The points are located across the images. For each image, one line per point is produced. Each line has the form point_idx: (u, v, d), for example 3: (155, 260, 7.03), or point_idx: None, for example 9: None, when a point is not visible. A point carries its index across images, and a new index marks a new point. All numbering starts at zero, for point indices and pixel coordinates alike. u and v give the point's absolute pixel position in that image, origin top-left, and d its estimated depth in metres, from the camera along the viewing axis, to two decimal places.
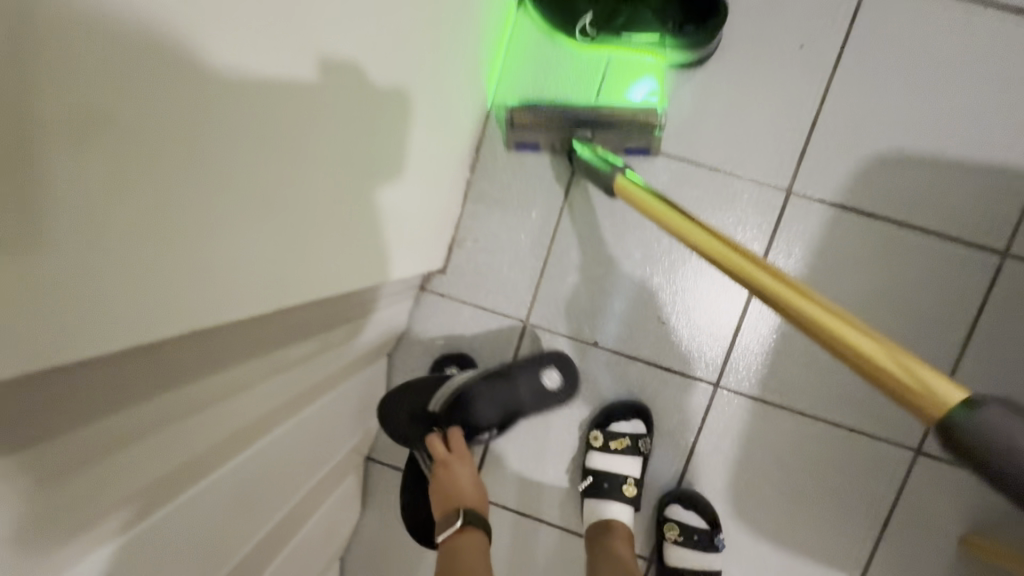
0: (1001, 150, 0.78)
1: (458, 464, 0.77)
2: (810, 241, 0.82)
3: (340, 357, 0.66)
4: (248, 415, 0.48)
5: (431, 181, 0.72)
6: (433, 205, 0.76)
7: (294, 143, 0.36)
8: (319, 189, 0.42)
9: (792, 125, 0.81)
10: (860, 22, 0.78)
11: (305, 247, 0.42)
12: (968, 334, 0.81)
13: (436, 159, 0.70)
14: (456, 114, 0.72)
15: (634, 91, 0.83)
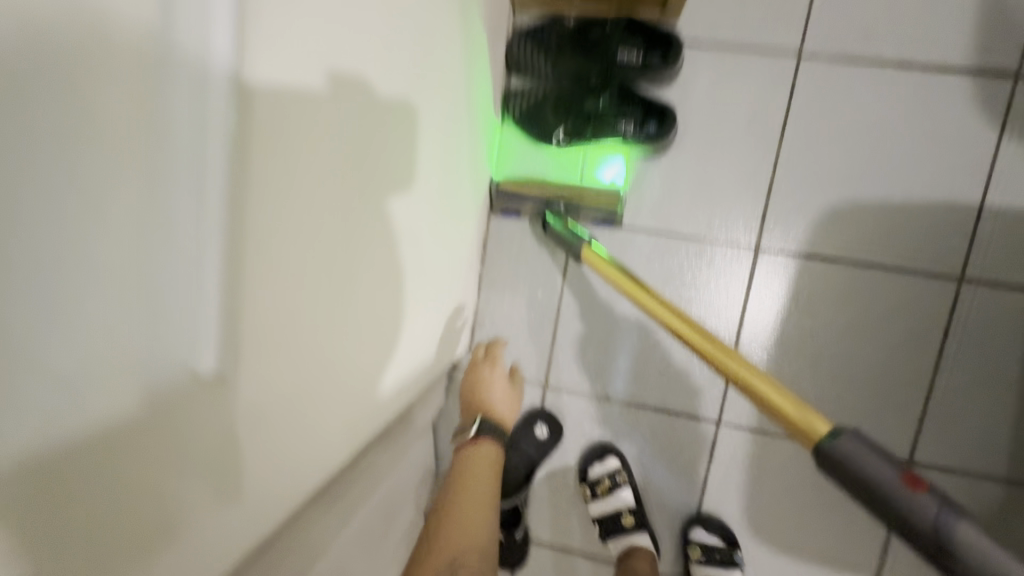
0: (945, 189, 0.87)
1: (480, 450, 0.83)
2: (782, 288, 0.94)
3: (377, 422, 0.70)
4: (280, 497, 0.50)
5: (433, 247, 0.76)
6: (438, 268, 0.80)
7: (294, 206, 0.42)
8: (324, 240, 0.47)
9: (752, 192, 0.93)
10: (798, 97, 0.90)
11: (319, 304, 0.48)
12: (938, 353, 0.91)
13: (437, 215, 0.74)
14: (457, 238, 0.85)
15: (604, 173, 0.96)
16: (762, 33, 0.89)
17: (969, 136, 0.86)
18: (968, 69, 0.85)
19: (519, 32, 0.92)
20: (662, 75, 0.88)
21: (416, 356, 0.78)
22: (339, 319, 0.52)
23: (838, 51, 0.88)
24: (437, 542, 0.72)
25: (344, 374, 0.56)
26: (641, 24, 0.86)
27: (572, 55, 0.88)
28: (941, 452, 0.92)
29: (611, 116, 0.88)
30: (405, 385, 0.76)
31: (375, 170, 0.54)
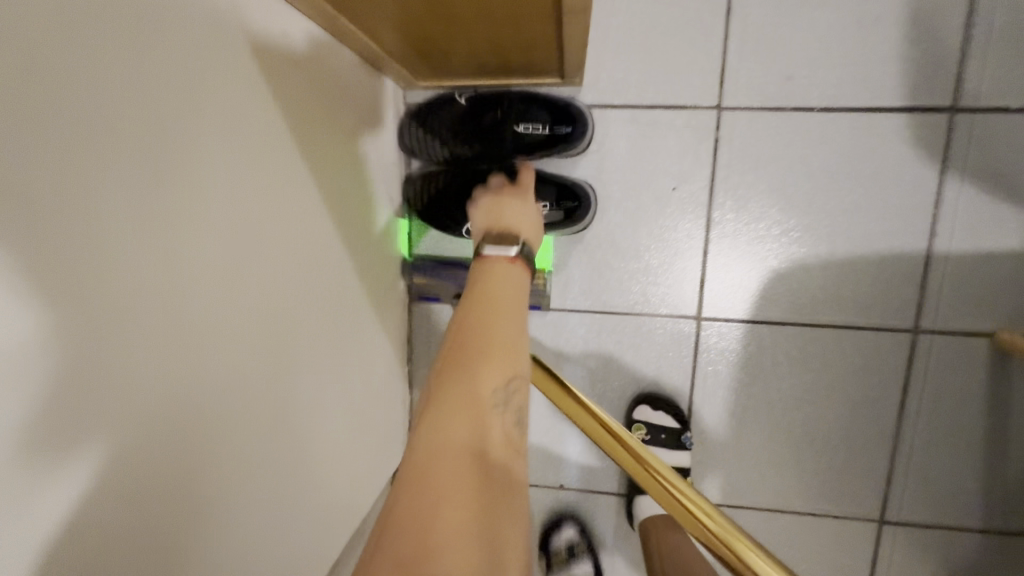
0: (890, 237, 0.80)
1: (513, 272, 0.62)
2: (733, 356, 0.87)
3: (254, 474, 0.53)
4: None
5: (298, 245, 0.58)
6: (315, 276, 0.62)
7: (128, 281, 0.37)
8: (40, 235, 0.31)
9: (687, 257, 0.85)
10: (725, 153, 0.81)
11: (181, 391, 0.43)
12: (900, 409, 0.85)
13: (300, 190, 0.57)
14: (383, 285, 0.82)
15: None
16: (678, 87, 0.80)
17: (911, 178, 0.79)
18: (903, 106, 0.77)
19: (409, 114, 0.83)
20: (570, 149, 0.80)
21: (306, 386, 0.61)
22: (113, 347, 0.36)
23: (762, 99, 0.79)
24: (457, 321, 0.54)
25: (155, 422, 0.40)
26: (541, 97, 0.79)
27: (472, 139, 0.80)
28: (913, 507, 0.87)
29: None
30: (297, 426, 0.59)
31: (245, 227, 0.49)
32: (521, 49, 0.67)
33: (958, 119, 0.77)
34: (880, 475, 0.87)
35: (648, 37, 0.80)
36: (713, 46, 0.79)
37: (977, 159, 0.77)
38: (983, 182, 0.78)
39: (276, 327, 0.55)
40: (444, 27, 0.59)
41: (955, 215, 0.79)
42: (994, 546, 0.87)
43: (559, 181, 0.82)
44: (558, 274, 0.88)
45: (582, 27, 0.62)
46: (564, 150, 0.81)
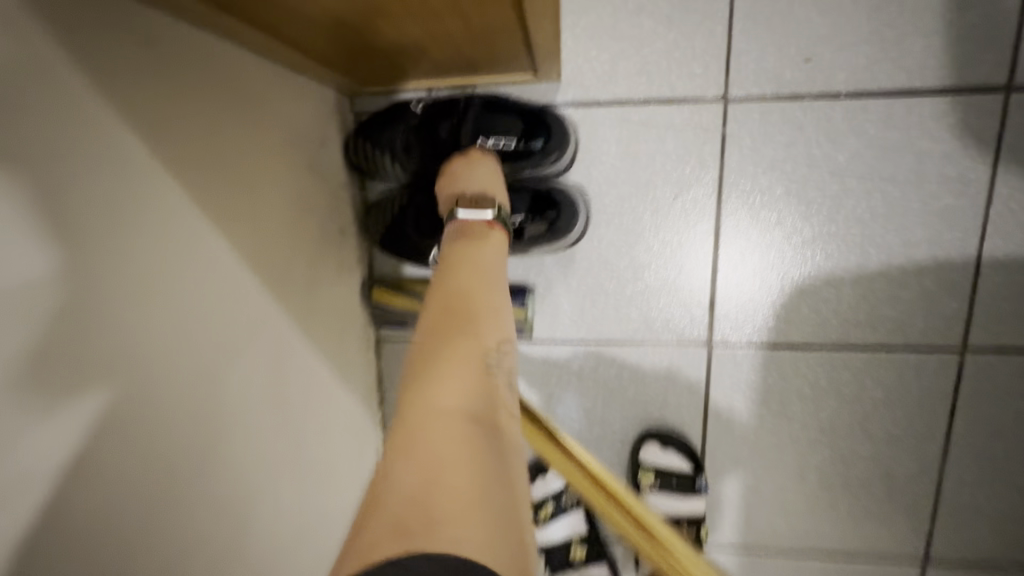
0: (932, 245, 0.68)
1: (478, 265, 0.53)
2: (751, 385, 0.75)
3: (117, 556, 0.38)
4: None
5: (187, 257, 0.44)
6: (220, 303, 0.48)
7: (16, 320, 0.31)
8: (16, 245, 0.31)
9: (693, 277, 0.73)
10: (733, 152, 0.68)
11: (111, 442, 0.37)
12: (946, 438, 0.74)
13: (168, 194, 0.42)
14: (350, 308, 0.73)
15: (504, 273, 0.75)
16: (674, 76, 0.67)
17: (956, 173, 0.66)
18: (946, 87, 0.64)
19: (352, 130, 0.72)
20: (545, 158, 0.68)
21: (221, 450, 0.49)
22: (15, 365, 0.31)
23: (775, 86, 0.66)
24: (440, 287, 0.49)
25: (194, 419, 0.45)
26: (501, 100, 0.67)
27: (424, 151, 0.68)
28: (961, 548, 0.76)
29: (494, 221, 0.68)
30: (196, 503, 0.46)
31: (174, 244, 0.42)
32: (476, 41, 0.53)
33: (1013, 99, 0.64)
34: (923, 513, 0.76)
35: (637, 18, 0.67)
36: (715, 24, 0.66)
37: None
38: None
39: (159, 371, 0.42)
40: (362, 21, 0.45)
41: (1010, 213, 0.66)
42: None
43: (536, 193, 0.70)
44: (544, 300, 0.76)
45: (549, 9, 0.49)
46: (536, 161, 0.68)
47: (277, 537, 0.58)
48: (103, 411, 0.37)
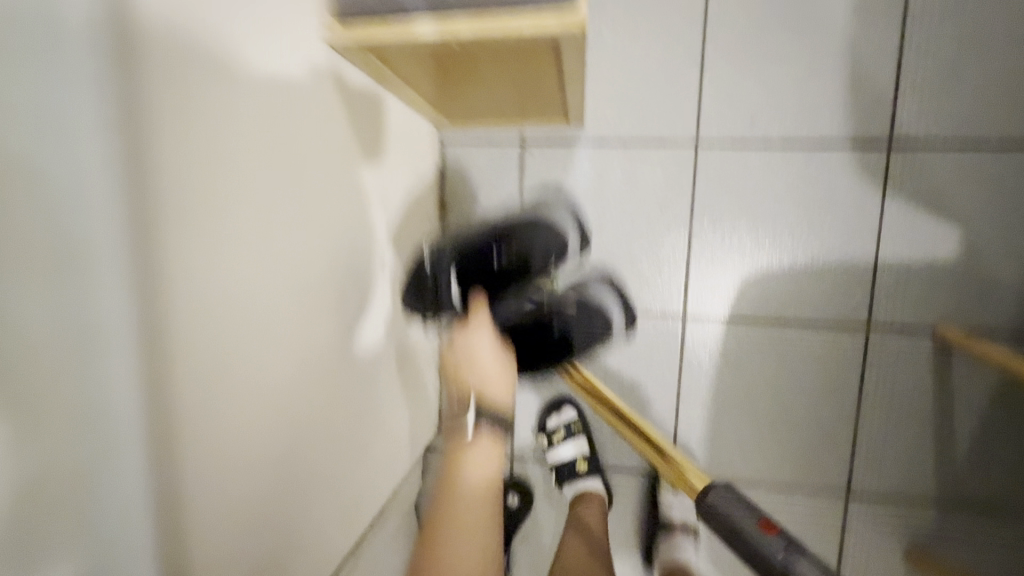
0: (844, 249, 0.96)
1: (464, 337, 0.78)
2: (715, 349, 1.02)
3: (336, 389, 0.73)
4: (209, 420, 0.49)
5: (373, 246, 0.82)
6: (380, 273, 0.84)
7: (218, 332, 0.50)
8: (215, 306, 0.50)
9: (674, 266, 1.01)
10: (701, 178, 0.98)
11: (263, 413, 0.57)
12: (858, 396, 0.99)
13: (290, 234, 0.61)
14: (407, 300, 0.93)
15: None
16: (661, 126, 0.99)
17: (856, 200, 0.95)
18: (846, 141, 0.94)
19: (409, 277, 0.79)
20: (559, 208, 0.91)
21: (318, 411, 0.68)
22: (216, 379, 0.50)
23: (729, 135, 0.97)
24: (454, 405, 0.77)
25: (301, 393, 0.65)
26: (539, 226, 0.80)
27: None
28: (874, 482, 1.01)
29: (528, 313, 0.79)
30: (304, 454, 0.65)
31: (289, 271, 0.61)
32: (531, 100, 0.86)
33: (891, 151, 0.93)
34: (844, 453, 1.00)
35: (636, 88, 0.99)
36: (688, 94, 0.98)
37: (910, 184, 0.93)
38: (917, 202, 0.93)
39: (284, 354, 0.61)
40: (473, 84, 0.79)
41: (896, 229, 0.94)
42: (946, 517, 0.99)
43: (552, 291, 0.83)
44: None
45: (580, 85, 0.82)
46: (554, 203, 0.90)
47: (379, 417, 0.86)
48: (259, 391, 0.57)
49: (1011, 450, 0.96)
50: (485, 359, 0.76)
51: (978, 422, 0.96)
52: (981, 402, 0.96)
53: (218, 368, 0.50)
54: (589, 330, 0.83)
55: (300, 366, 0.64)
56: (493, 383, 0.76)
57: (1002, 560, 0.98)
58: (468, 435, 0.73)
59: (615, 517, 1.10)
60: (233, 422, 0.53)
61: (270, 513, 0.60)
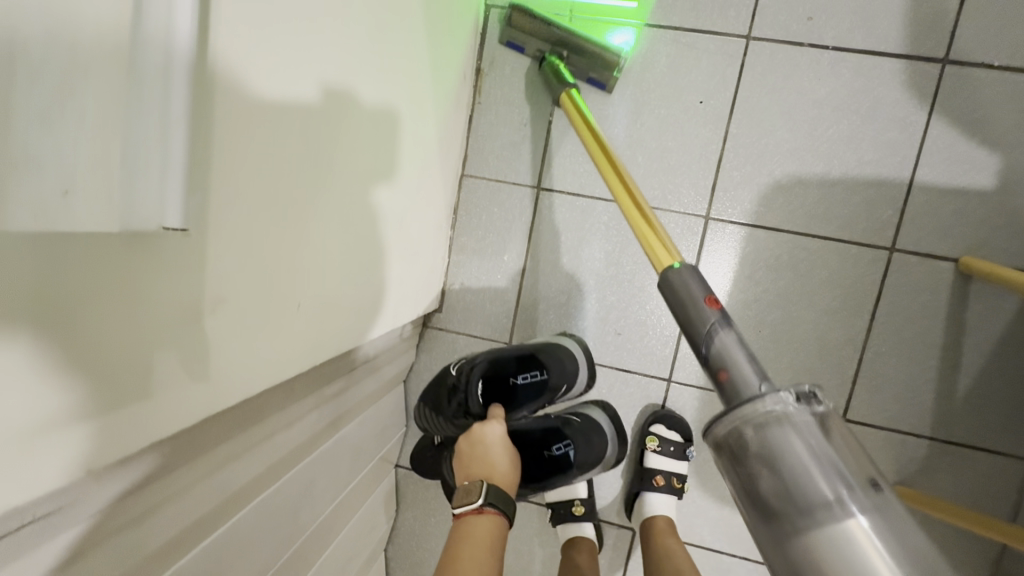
0: (877, 165, 0.95)
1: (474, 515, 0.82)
2: (733, 254, 1.01)
3: (369, 182, 0.70)
4: (251, 180, 0.48)
5: (418, 66, 0.79)
6: (420, 100, 0.82)
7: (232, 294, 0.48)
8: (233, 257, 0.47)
9: (704, 163, 1.00)
10: (746, 75, 0.97)
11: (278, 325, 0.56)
12: (870, 319, 0.98)
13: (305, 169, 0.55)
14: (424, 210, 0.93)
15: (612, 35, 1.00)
16: (715, 15, 0.97)
17: (900, 116, 0.93)
18: (900, 54, 0.92)
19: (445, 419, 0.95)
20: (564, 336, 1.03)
21: (327, 313, 0.67)
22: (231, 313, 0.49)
23: (783, 33, 0.95)
24: None
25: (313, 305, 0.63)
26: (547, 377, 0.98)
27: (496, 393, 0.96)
28: (872, 409, 1.00)
29: (546, 450, 0.98)
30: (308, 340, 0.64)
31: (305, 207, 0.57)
32: None
33: (945, 69, 0.91)
34: (845, 375, 1.00)
35: None
36: None
37: (958, 105, 0.92)
38: (961, 125, 0.92)
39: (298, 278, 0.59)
40: None
41: (935, 151, 0.93)
42: (938, 454, 0.98)
43: (566, 421, 1.02)
44: (593, 166, 1.04)
45: None
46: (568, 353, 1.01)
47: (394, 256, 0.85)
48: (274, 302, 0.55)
49: (1013, 392, 0.96)
50: (496, 449, 0.88)
51: (984, 358, 0.96)
52: (991, 338, 0.95)
53: (272, 76, 0.47)
54: (590, 453, 1.00)
55: (345, 133, 0.61)
56: (501, 467, 0.87)
57: (987, 501, 0.97)
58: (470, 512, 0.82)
59: None
60: (279, 137, 0.50)
61: (306, 258, 0.59)
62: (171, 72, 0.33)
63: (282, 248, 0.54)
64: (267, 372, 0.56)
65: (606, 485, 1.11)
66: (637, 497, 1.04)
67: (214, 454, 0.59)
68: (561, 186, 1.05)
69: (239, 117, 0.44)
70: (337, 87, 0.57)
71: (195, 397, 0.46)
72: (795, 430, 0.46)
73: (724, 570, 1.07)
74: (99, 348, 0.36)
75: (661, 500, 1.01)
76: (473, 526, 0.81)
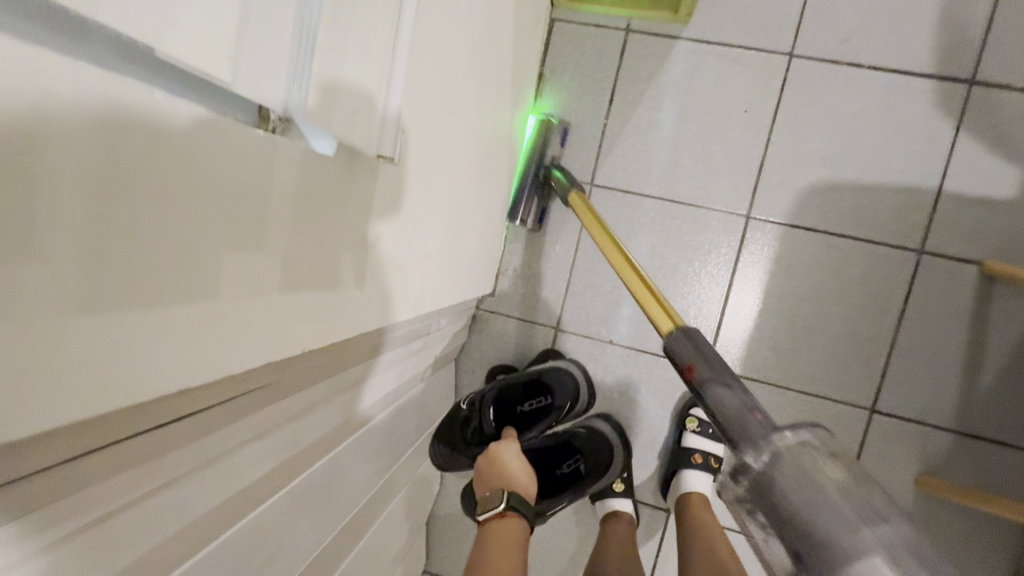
0: (906, 173, 1.03)
1: (498, 520, 0.91)
2: (769, 251, 1.09)
3: (461, 153, 0.80)
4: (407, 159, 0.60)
5: (503, 66, 0.90)
6: (502, 96, 0.93)
7: (384, 246, 0.60)
8: (391, 223, 0.60)
9: (745, 168, 1.09)
10: (788, 89, 1.06)
11: (397, 285, 0.67)
12: (899, 317, 1.05)
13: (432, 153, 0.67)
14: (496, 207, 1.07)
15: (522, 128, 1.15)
16: (761, 34, 1.07)
17: (930, 129, 1.02)
18: (930, 74, 1.02)
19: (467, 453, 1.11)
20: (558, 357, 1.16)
21: (424, 282, 0.77)
22: (381, 265, 0.61)
23: (823, 52, 1.05)
24: None
25: (419, 275, 0.74)
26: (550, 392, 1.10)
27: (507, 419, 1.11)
28: (899, 402, 1.06)
29: (557, 468, 1.10)
30: (411, 302, 0.74)
31: (423, 188, 0.68)
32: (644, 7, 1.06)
33: (971, 89, 1.01)
34: (876, 369, 1.06)
35: None
36: (793, 8, 1.05)
37: (983, 122, 1.01)
38: (987, 140, 1.01)
39: (414, 250, 0.70)
40: None
41: (962, 164, 1.02)
42: (962, 447, 1.04)
43: (575, 434, 1.12)
44: (641, 166, 1.13)
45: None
46: (568, 378, 1.11)
47: (471, 237, 0.96)
48: (402, 266, 0.67)
49: None
50: (513, 464, 0.98)
51: (1008, 357, 1.02)
52: (1014, 338, 1.02)
53: (430, 52, 0.59)
54: (600, 460, 1.09)
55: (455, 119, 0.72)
56: (521, 480, 0.97)
57: (1007, 492, 1.03)
58: (495, 516, 0.92)
59: (643, 399, 1.16)
60: (427, 105, 0.62)
61: (427, 209, 0.71)
62: (393, 68, 0.48)
63: (416, 199, 0.67)
64: (391, 305, 0.67)
65: (643, 468, 1.17)
66: (676, 475, 1.10)
67: (324, 389, 0.68)
68: (612, 184, 1.14)
69: (412, 85, 0.56)
70: (457, 69, 0.69)
71: (355, 314, 0.57)
72: (822, 472, 0.50)
73: (753, 553, 1.12)
74: (325, 264, 0.48)
75: (699, 477, 1.07)
76: (497, 527, 0.90)
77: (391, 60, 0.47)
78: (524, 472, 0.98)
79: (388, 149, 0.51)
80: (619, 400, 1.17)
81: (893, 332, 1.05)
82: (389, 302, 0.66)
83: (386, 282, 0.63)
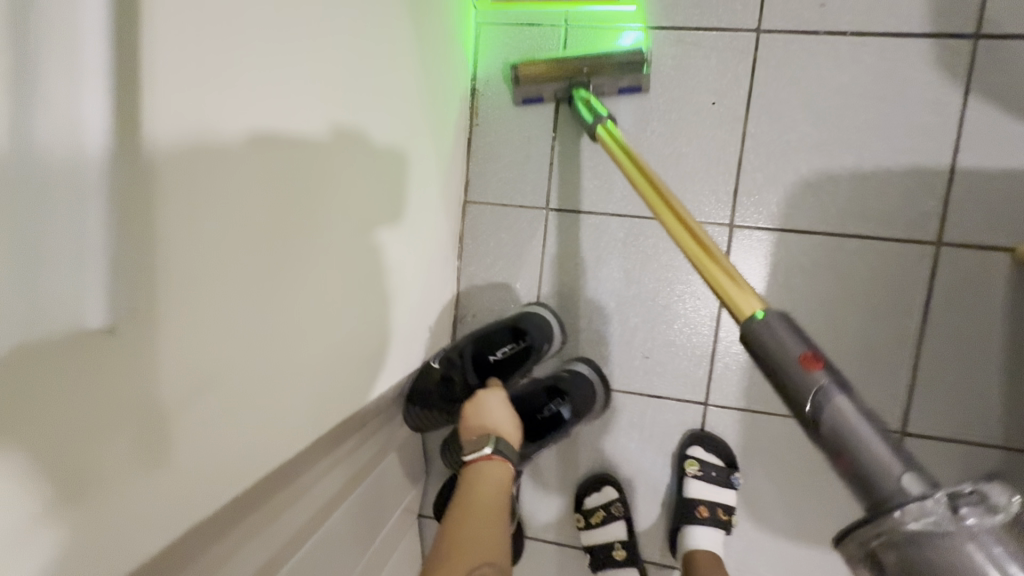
0: (913, 153, 0.87)
1: (484, 466, 0.79)
2: (762, 261, 0.93)
3: (339, 213, 0.64)
4: (210, 276, 0.47)
5: (398, 96, 0.74)
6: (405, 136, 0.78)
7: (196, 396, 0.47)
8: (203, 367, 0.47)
9: (723, 168, 0.93)
10: (760, 71, 0.90)
11: (253, 420, 0.54)
12: (922, 320, 0.90)
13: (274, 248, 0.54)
14: (433, 255, 0.92)
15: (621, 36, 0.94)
16: (721, 10, 0.90)
17: (933, 97, 0.86)
18: (927, 32, 0.85)
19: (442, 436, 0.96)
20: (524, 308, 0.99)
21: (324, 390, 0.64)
22: (197, 424, 0.48)
23: (796, 23, 0.89)
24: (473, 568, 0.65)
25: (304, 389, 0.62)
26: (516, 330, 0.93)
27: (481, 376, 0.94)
28: (935, 420, 0.91)
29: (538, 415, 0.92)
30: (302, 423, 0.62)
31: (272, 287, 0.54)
32: None
33: (977, 44, 0.84)
34: (902, 384, 0.91)
35: None
36: None
37: (996, 81, 0.84)
38: (1004, 102, 0.84)
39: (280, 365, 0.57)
40: None
41: (977, 133, 0.85)
42: (1014, 464, 0.89)
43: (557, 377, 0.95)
44: (602, 179, 0.97)
45: None
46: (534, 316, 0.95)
47: (399, 300, 0.82)
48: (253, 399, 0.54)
49: None
50: (498, 408, 0.85)
51: None
52: None
53: (196, 118, 0.43)
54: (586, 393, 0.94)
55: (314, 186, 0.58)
56: (508, 429, 0.84)
57: None
58: (479, 459, 0.80)
59: (637, 445, 1.01)
60: (226, 186, 0.47)
61: (284, 304, 0.57)
62: (65, 177, 0.34)
63: (252, 305, 0.52)
64: (250, 440, 0.55)
65: (648, 523, 1.02)
66: (681, 532, 0.96)
67: (213, 549, 0.54)
68: (571, 203, 0.99)
69: (175, 169, 0.42)
70: (281, 119, 0.52)
71: (159, 492, 0.45)
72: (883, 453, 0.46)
73: None
74: (33, 477, 0.35)
75: (706, 534, 0.93)
76: (480, 473, 0.78)
77: (73, 147, 0.34)
78: (512, 420, 0.86)
79: (103, 278, 0.37)
80: (612, 449, 1.02)
81: (916, 340, 0.90)
82: (242, 440, 0.54)
83: (222, 431, 0.51)
